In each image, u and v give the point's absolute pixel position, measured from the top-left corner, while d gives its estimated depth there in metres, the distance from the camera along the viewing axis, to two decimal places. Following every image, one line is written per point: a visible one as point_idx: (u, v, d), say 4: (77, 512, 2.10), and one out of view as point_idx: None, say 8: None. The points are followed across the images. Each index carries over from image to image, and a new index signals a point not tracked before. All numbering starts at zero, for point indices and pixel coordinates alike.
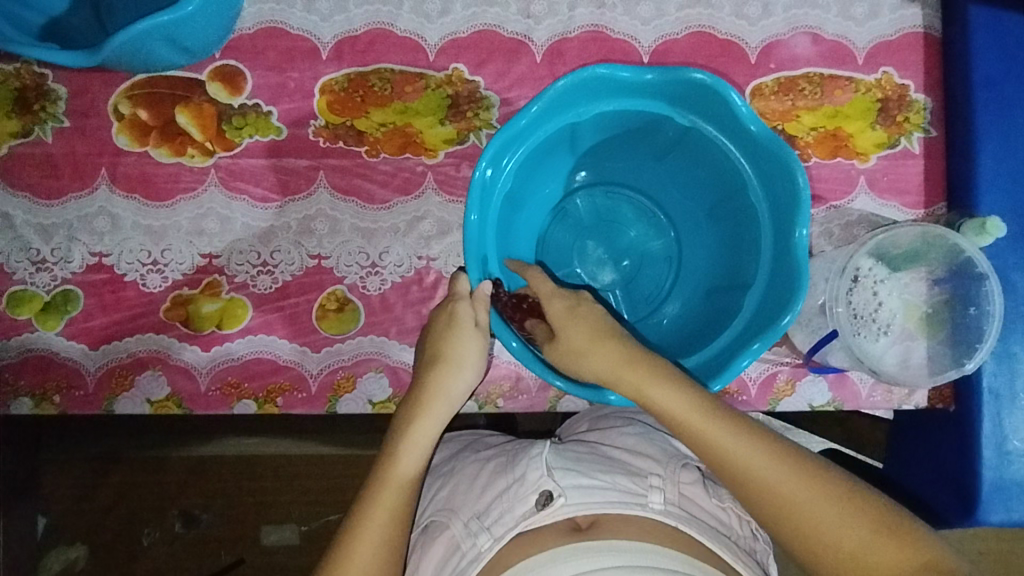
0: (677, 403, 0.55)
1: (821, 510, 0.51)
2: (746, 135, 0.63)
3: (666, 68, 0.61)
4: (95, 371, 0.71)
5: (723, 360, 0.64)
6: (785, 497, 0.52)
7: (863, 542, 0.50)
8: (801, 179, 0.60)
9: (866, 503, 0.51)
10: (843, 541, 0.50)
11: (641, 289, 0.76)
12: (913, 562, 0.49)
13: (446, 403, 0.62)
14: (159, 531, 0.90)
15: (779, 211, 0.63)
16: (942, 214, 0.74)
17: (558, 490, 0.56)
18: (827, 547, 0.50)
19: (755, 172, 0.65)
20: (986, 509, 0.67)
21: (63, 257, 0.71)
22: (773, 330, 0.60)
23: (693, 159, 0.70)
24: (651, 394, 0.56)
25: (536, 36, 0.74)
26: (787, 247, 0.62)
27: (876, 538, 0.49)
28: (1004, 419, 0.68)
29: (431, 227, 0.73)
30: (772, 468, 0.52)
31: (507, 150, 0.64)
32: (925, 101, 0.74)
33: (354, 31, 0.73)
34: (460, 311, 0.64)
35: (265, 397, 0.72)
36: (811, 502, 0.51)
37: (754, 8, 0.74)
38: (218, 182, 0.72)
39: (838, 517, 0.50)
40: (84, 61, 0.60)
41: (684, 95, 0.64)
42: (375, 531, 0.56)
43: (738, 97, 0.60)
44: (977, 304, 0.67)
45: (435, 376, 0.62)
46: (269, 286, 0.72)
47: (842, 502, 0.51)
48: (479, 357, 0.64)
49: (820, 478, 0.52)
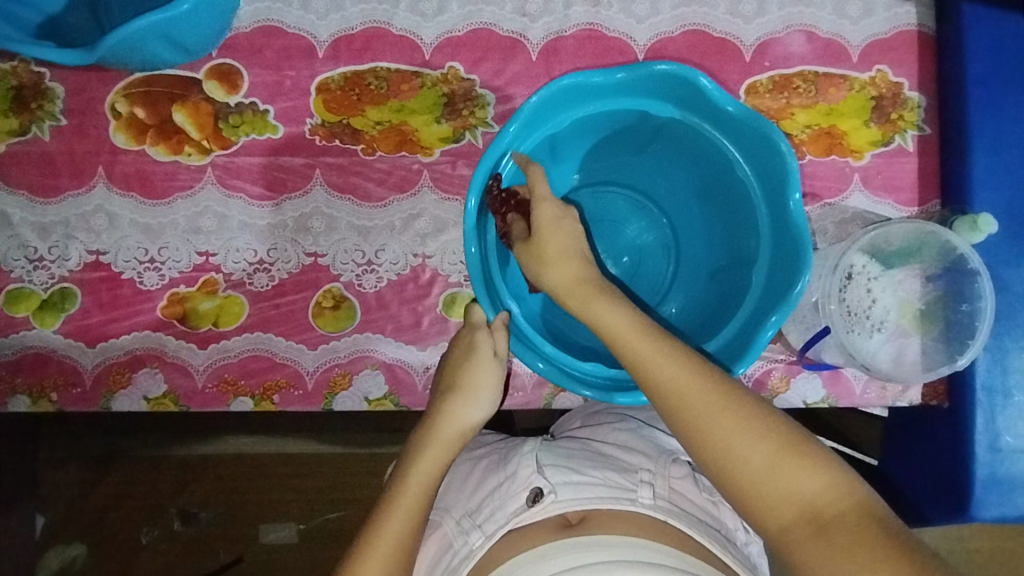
0: (616, 322, 0.53)
1: (734, 428, 0.48)
2: (724, 116, 0.64)
3: (635, 66, 0.62)
4: (93, 368, 0.72)
5: (745, 339, 0.64)
6: (699, 412, 0.49)
7: (772, 462, 0.46)
8: (784, 146, 0.60)
9: (782, 426, 0.48)
10: (753, 459, 0.47)
11: (647, 278, 0.76)
12: (823, 490, 0.45)
13: (456, 432, 0.61)
14: (158, 530, 0.90)
15: (770, 185, 0.64)
16: (936, 211, 0.74)
17: (549, 486, 0.57)
18: (737, 466, 0.47)
19: (738, 149, 0.66)
20: (979, 504, 0.67)
21: (61, 255, 0.72)
22: (789, 302, 0.60)
23: (675, 145, 0.70)
24: (595, 310, 0.55)
25: (532, 34, 0.74)
26: (785, 219, 0.62)
27: (787, 461, 0.46)
28: (997, 415, 0.68)
29: (427, 225, 0.73)
30: (690, 383, 0.50)
31: (495, 167, 0.65)
32: (919, 99, 0.75)
33: (351, 30, 0.73)
34: (478, 340, 0.64)
35: (262, 394, 0.72)
36: (725, 419, 0.48)
37: (750, 6, 0.75)
38: (214, 180, 0.73)
39: (751, 435, 0.47)
40: (80, 59, 0.61)
41: (658, 86, 0.65)
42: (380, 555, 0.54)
43: (709, 80, 0.61)
44: (970, 301, 0.67)
45: (448, 405, 0.63)
46: (265, 283, 0.73)
47: (757, 422, 0.48)
48: (493, 391, 0.64)
49: (738, 398, 0.49)
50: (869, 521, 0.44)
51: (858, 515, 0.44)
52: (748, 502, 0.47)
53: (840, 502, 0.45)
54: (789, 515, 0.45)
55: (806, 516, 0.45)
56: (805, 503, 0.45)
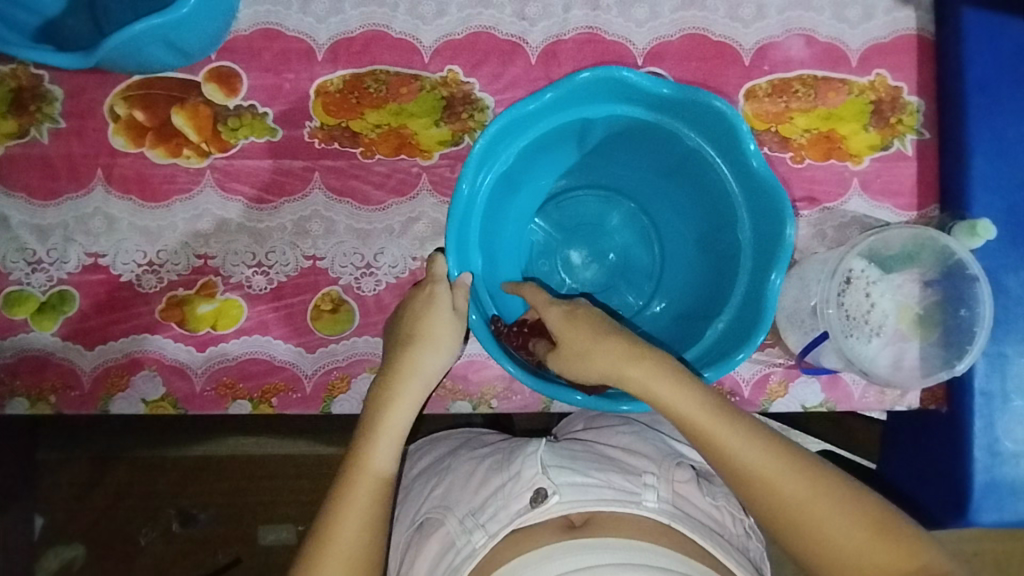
0: (686, 406, 0.54)
1: (826, 511, 0.51)
2: (659, 98, 0.64)
3: (559, 83, 0.62)
4: (91, 371, 0.72)
5: (751, 304, 0.64)
6: (788, 497, 0.52)
7: (864, 545, 0.50)
8: (721, 104, 0.61)
9: (868, 505, 0.51)
10: (844, 542, 0.50)
11: (636, 268, 0.77)
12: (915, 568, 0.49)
13: (419, 382, 0.63)
14: (156, 531, 0.90)
15: (722, 143, 0.64)
16: (935, 216, 0.74)
17: (553, 487, 0.57)
18: (831, 548, 0.51)
19: (682, 123, 0.65)
20: (978, 509, 0.67)
21: (59, 257, 0.72)
22: (784, 248, 0.61)
23: (621, 140, 0.70)
24: (654, 394, 0.55)
25: (531, 37, 0.74)
26: (755, 179, 0.63)
27: (878, 543, 0.50)
28: (996, 420, 0.68)
29: (426, 228, 0.73)
30: (776, 467, 0.52)
31: (466, 223, 0.64)
32: (918, 103, 0.75)
33: (350, 33, 0.73)
34: (438, 292, 0.64)
35: (260, 397, 0.72)
36: (815, 503, 0.51)
37: (749, 10, 0.75)
38: (213, 182, 0.73)
39: (842, 517, 0.51)
40: (80, 63, 0.61)
41: (590, 93, 0.64)
42: (359, 507, 0.57)
43: (632, 71, 0.61)
44: (968, 306, 0.67)
45: (408, 356, 0.64)
46: (264, 286, 0.72)
47: (844, 504, 0.51)
48: (453, 338, 0.64)
49: (824, 479, 0.52)
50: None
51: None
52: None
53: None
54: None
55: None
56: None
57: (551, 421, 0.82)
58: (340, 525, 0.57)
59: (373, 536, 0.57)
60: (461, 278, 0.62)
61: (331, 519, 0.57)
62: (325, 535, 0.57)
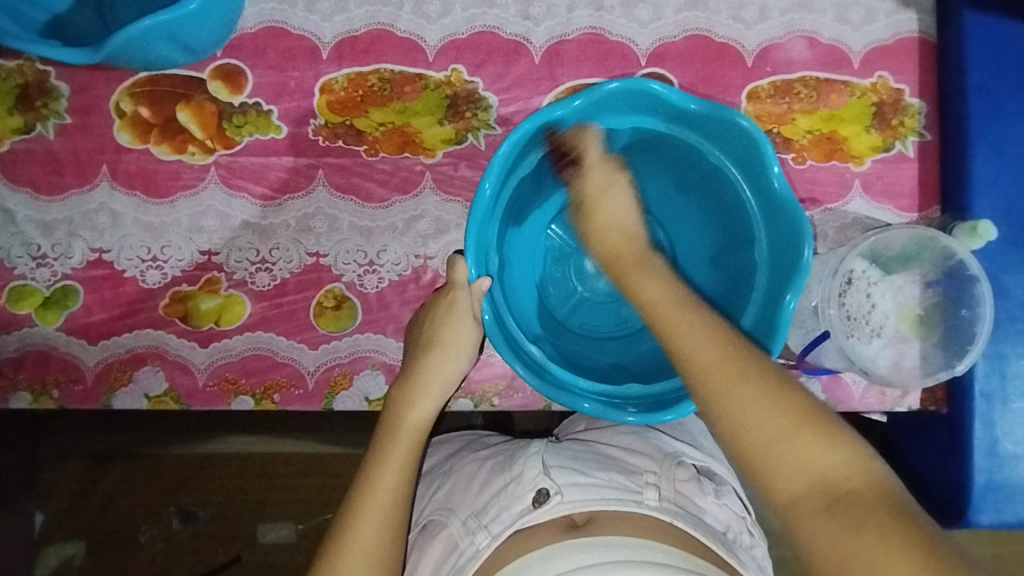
0: (661, 292, 0.56)
1: (752, 398, 0.47)
2: (684, 110, 0.64)
3: (586, 92, 0.62)
4: (95, 365, 0.72)
5: (767, 323, 0.64)
6: (719, 384, 0.48)
7: (787, 434, 0.45)
8: (745, 120, 0.61)
9: (795, 397, 0.47)
10: (768, 433, 0.46)
11: None
12: (836, 464, 0.44)
13: (440, 386, 0.64)
14: (156, 528, 0.90)
15: (745, 161, 0.65)
16: (936, 217, 0.74)
17: (555, 487, 0.57)
18: (752, 439, 0.46)
19: (706, 137, 0.66)
20: (976, 510, 0.68)
21: (63, 252, 0.72)
22: (801, 269, 0.61)
23: (644, 149, 0.71)
24: (641, 280, 0.59)
25: (534, 37, 0.75)
26: (773, 194, 0.63)
27: (801, 434, 0.45)
28: (995, 422, 0.68)
29: (428, 226, 0.74)
30: (718, 352, 0.50)
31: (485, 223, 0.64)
32: (920, 105, 0.75)
33: (354, 32, 0.74)
34: (459, 298, 0.65)
35: (262, 393, 0.72)
36: (748, 386, 0.47)
37: (751, 12, 0.75)
38: (217, 179, 0.73)
39: (771, 406, 0.46)
40: (89, 58, 0.61)
41: (616, 100, 0.65)
42: (378, 514, 0.57)
43: (659, 85, 0.62)
44: (969, 306, 0.68)
45: (429, 361, 0.65)
46: (267, 283, 0.73)
47: (771, 392, 0.47)
48: (470, 342, 0.66)
49: (769, 374, 0.48)
50: (887, 502, 0.42)
51: (874, 495, 0.43)
52: (759, 479, 0.46)
53: (855, 477, 0.44)
54: (800, 489, 0.44)
55: (820, 489, 0.44)
56: (820, 479, 0.44)
57: (551, 421, 0.82)
58: (355, 532, 0.56)
59: (395, 535, 0.57)
60: (479, 282, 0.63)
61: (350, 524, 0.57)
62: (343, 542, 0.56)
